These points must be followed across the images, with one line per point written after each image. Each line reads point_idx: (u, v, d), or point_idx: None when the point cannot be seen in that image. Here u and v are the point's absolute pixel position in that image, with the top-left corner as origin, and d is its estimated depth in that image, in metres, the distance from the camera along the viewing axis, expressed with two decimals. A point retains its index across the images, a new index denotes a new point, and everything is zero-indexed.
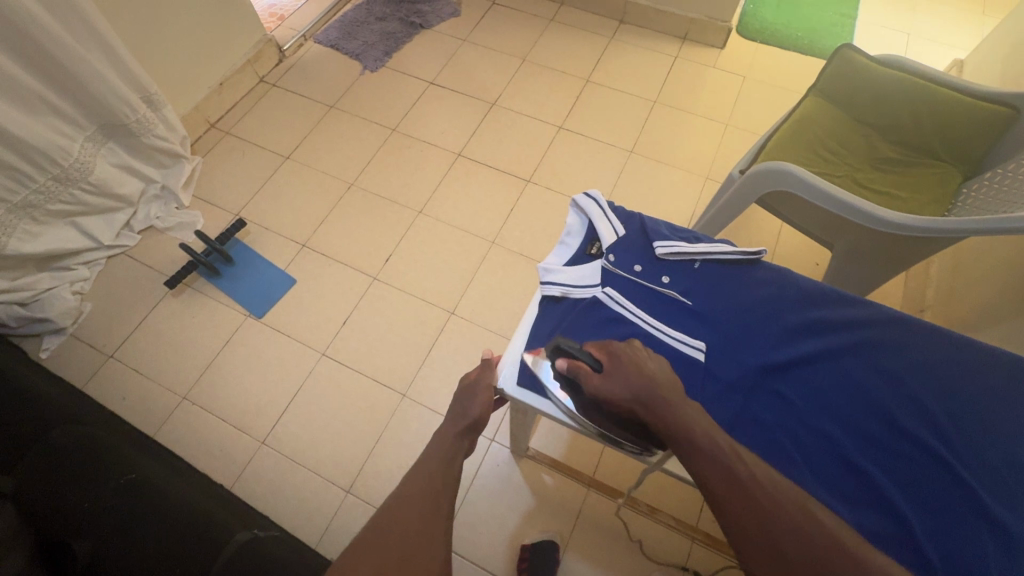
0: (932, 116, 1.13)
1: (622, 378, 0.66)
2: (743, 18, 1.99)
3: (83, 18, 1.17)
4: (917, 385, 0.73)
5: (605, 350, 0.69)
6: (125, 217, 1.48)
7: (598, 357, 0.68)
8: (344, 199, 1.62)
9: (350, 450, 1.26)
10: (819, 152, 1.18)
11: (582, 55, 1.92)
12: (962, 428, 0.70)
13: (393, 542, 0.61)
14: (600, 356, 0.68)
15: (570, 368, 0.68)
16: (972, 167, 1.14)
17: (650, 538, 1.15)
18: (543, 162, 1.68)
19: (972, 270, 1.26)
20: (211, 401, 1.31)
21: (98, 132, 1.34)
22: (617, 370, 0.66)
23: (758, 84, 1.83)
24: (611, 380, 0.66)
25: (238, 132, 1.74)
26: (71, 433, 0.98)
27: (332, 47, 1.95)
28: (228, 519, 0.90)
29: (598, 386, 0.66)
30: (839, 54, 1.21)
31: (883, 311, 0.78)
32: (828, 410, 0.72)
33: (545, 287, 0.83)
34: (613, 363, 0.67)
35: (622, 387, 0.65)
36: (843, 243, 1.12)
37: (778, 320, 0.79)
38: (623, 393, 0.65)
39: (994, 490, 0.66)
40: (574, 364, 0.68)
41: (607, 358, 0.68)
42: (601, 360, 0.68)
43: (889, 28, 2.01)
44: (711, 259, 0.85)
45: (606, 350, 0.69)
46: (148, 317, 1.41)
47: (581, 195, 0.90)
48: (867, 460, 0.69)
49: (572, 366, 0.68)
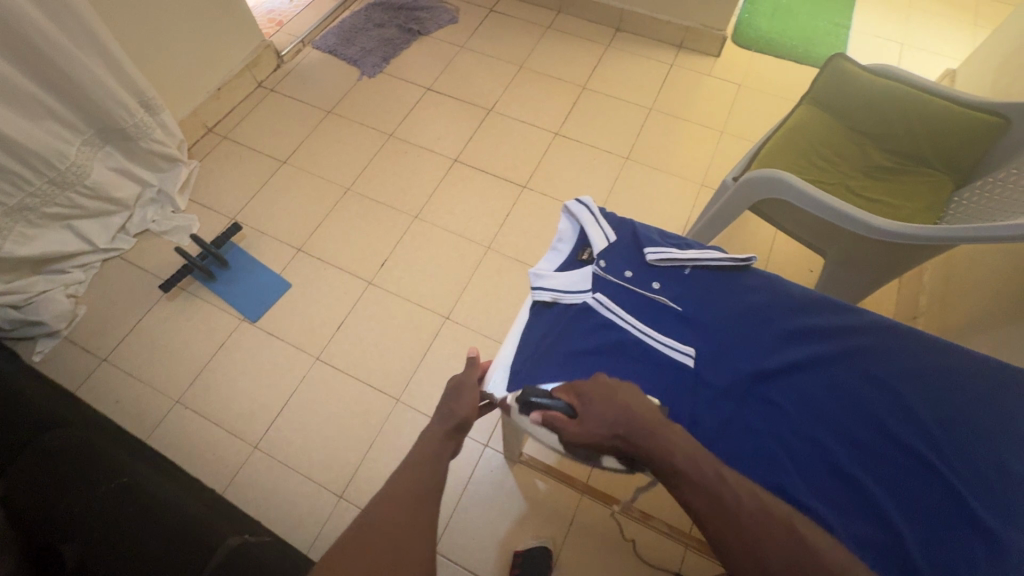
0: (924, 124, 1.14)
1: (598, 417, 0.64)
2: (738, 26, 2.01)
3: (82, 22, 1.18)
4: (906, 392, 0.73)
5: (574, 393, 0.68)
6: (121, 220, 1.48)
7: (569, 403, 0.67)
8: (341, 203, 1.62)
9: (343, 454, 1.25)
10: (812, 160, 1.18)
11: (578, 62, 1.93)
12: (952, 434, 0.70)
13: (382, 538, 0.59)
14: (572, 402, 0.67)
15: (545, 421, 0.66)
16: (963, 176, 1.15)
17: (643, 542, 1.15)
18: (539, 168, 1.69)
19: (964, 277, 1.26)
20: (204, 405, 1.31)
21: (95, 136, 1.35)
22: (590, 411, 0.65)
23: (752, 92, 1.85)
24: (587, 423, 0.64)
25: (235, 136, 1.75)
26: (61, 436, 0.98)
27: (331, 53, 1.96)
28: (220, 525, 0.89)
29: (577, 432, 0.64)
30: (831, 64, 1.23)
31: (873, 318, 0.79)
32: (820, 417, 0.72)
33: (536, 293, 0.83)
34: (585, 407, 0.66)
35: (600, 425, 0.64)
36: (834, 250, 1.13)
37: (770, 327, 0.79)
38: (601, 430, 0.64)
39: (986, 497, 0.66)
40: (548, 416, 0.66)
41: (578, 401, 0.67)
42: (572, 405, 0.67)
43: (882, 37, 2.03)
44: (702, 265, 0.86)
45: (575, 392, 0.68)
46: (142, 320, 1.41)
47: (573, 201, 0.90)
48: (858, 467, 0.69)
49: (547, 419, 0.66)
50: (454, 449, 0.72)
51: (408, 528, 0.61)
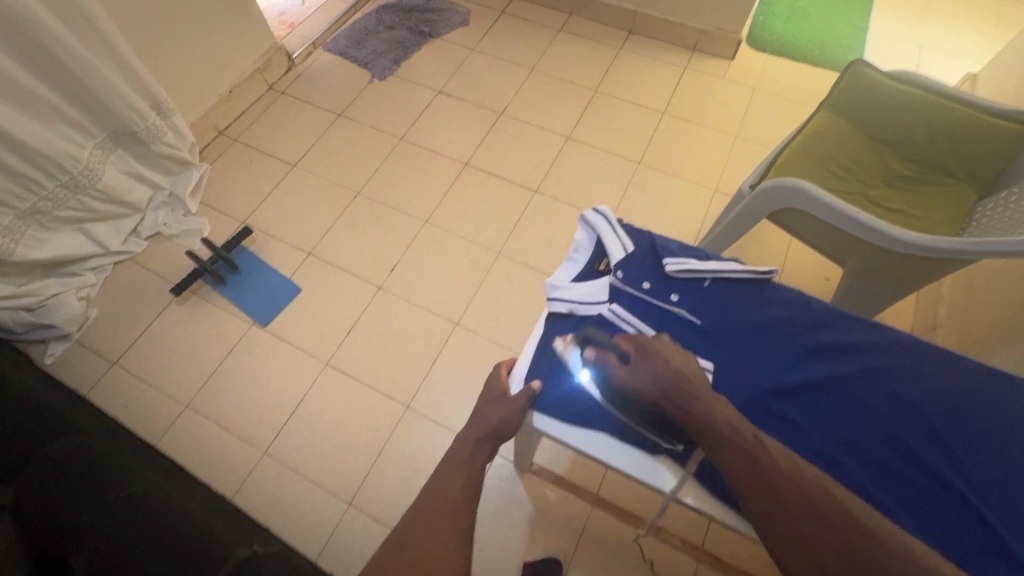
0: (948, 133, 1.11)
1: (648, 368, 0.68)
2: (753, 30, 1.99)
3: (93, 24, 1.17)
4: (933, 415, 0.71)
5: (634, 343, 0.72)
6: (132, 223, 1.49)
7: (626, 351, 0.72)
8: (350, 207, 1.62)
9: (352, 461, 1.25)
10: (830, 168, 1.16)
11: (591, 66, 1.91)
12: (979, 459, 0.68)
13: (408, 555, 0.59)
14: (628, 349, 0.72)
15: (597, 357, 0.72)
16: (986, 186, 1.12)
17: (661, 561, 1.13)
18: (551, 172, 1.67)
19: (985, 288, 1.24)
20: (214, 410, 1.30)
21: (107, 139, 1.35)
22: (642, 362, 0.69)
23: (767, 96, 1.82)
24: (637, 370, 0.69)
25: (246, 139, 1.75)
26: (70, 445, 0.97)
27: (341, 55, 1.95)
28: (227, 537, 0.89)
29: (623, 375, 0.69)
30: (851, 69, 1.19)
31: (896, 335, 0.76)
32: (841, 437, 0.70)
33: (552, 304, 0.81)
34: (638, 357, 0.70)
35: (647, 377, 0.68)
36: (854, 262, 1.10)
37: (789, 342, 0.77)
38: (649, 382, 0.67)
39: (1014, 525, 0.64)
40: (600, 354, 0.72)
41: (635, 351, 0.71)
42: (628, 353, 0.71)
43: (900, 41, 1.99)
44: (721, 277, 0.83)
45: (635, 342, 0.72)
46: (154, 324, 1.41)
47: (589, 211, 0.88)
48: (880, 490, 0.67)
49: (599, 356, 0.72)
50: (488, 453, 0.71)
51: (435, 545, 0.60)
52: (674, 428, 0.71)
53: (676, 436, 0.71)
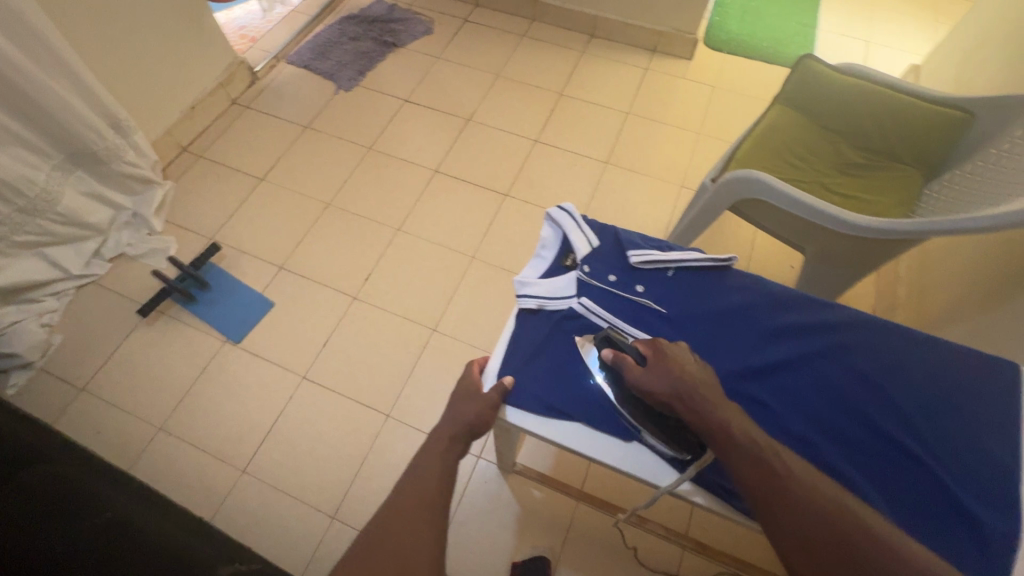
0: (893, 122, 1.17)
1: (663, 371, 0.69)
2: (709, 30, 2.05)
3: (43, 41, 1.14)
4: (891, 386, 0.74)
5: (652, 346, 0.73)
6: (94, 245, 1.45)
7: (644, 354, 0.73)
8: (322, 219, 1.61)
9: (335, 473, 1.23)
10: (786, 159, 1.21)
11: (554, 69, 1.94)
12: (935, 426, 0.72)
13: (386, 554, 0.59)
14: (645, 351, 0.73)
15: (615, 357, 0.73)
16: (931, 169, 1.18)
17: (644, 548, 1.15)
18: (521, 175, 1.69)
19: (938, 267, 1.30)
20: (189, 431, 1.28)
21: (65, 161, 1.32)
22: (657, 364, 0.70)
23: (726, 93, 1.88)
24: (653, 372, 0.70)
25: (212, 155, 1.72)
26: (38, 474, 0.94)
27: (305, 68, 1.94)
28: (208, 557, 0.87)
29: (638, 375, 0.70)
30: (800, 64, 1.25)
31: (853, 313, 0.80)
32: (807, 414, 0.73)
33: (521, 300, 0.83)
34: (655, 359, 0.71)
35: (663, 379, 0.69)
36: (814, 247, 1.15)
37: (753, 325, 0.80)
38: (664, 386, 0.68)
39: (970, 486, 0.67)
40: (619, 354, 0.73)
41: (652, 354, 0.72)
42: (646, 355, 0.72)
43: (848, 36, 2.09)
44: (684, 267, 0.86)
45: (653, 345, 0.73)
46: (121, 347, 1.38)
47: (554, 207, 0.90)
48: (845, 462, 0.70)
49: (617, 355, 0.73)
50: (461, 450, 0.72)
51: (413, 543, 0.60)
52: (686, 433, 0.70)
53: (685, 442, 0.70)
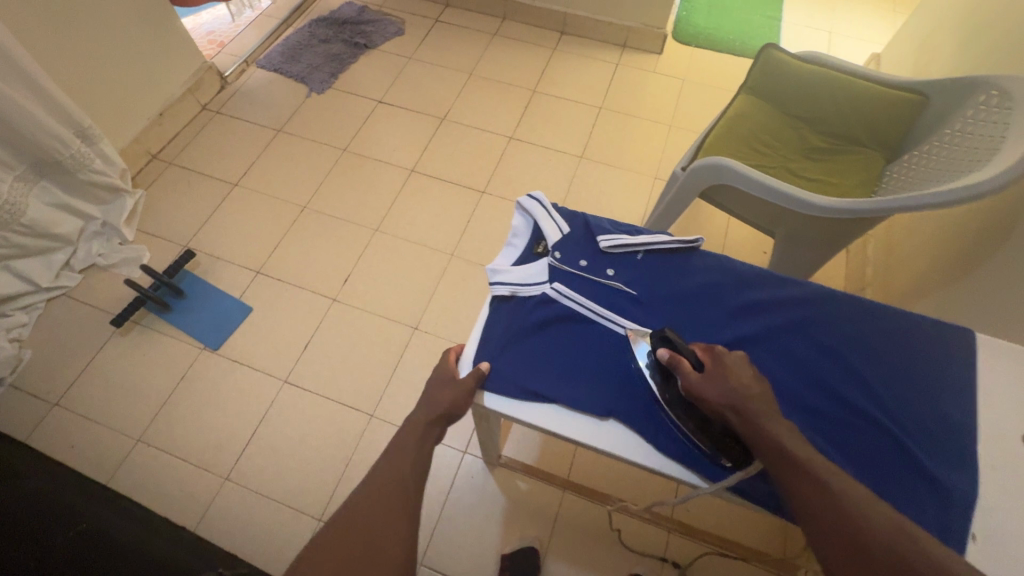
0: (852, 106, 1.21)
1: (721, 380, 0.68)
2: (677, 25, 2.09)
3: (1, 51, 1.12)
4: (854, 357, 0.77)
5: (711, 354, 0.72)
6: (64, 256, 1.42)
7: (702, 360, 0.71)
8: (298, 222, 1.59)
9: (319, 475, 1.22)
10: (752, 145, 1.24)
11: (527, 67, 1.96)
12: (897, 394, 0.74)
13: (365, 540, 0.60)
14: (704, 358, 0.71)
15: (672, 358, 0.71)
16: (890, 151, 1.22)
17: (630, 532, 1.16)
18: (496, 172, 1.70)
19: (903, 246, 1.34)
20: (168, 440, 1.26)
21: (29, 171, 1.29)
22: (717, 373, 0.69)
23: (696, 86, 1.91)
24: (712, 380, 0.68)
25: (183, 162, 1.70)
26: (12, 489, 0.92)
27: (276, 71, 1.93)
28: (189, 564, 0.86)
29: (694, 380, 0.69)
30: (762, 54, 1.28)
31: (816, 289, 0.82)
32: (775, 388, 0.75)
33: (494, 288, 0.84)
34: (714, 367, 0.70)
35: (719, 389, 0.67)
36: (783, 229, 1.17)
37: (721, 305, 0.82)
38: (719, 396, 0.67)
39: (931, 449, 0.70)
40: (676, 356, 0.71)
41: (712, 362, 0.70)
42: (704, 361, 0.71)
43: (812, 28, 2.14)
44: (652, 250, 0.88)
45: (712, 353, 0.71)
46: (95, 358, 1.35)
47: (525, 197, 0.91)
48: (812, 432, 0.72)
49: (674, 357, 0.72)
50: (438, 435, 0.73)
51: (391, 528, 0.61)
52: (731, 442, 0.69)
53: (727, 449, 0.68)
